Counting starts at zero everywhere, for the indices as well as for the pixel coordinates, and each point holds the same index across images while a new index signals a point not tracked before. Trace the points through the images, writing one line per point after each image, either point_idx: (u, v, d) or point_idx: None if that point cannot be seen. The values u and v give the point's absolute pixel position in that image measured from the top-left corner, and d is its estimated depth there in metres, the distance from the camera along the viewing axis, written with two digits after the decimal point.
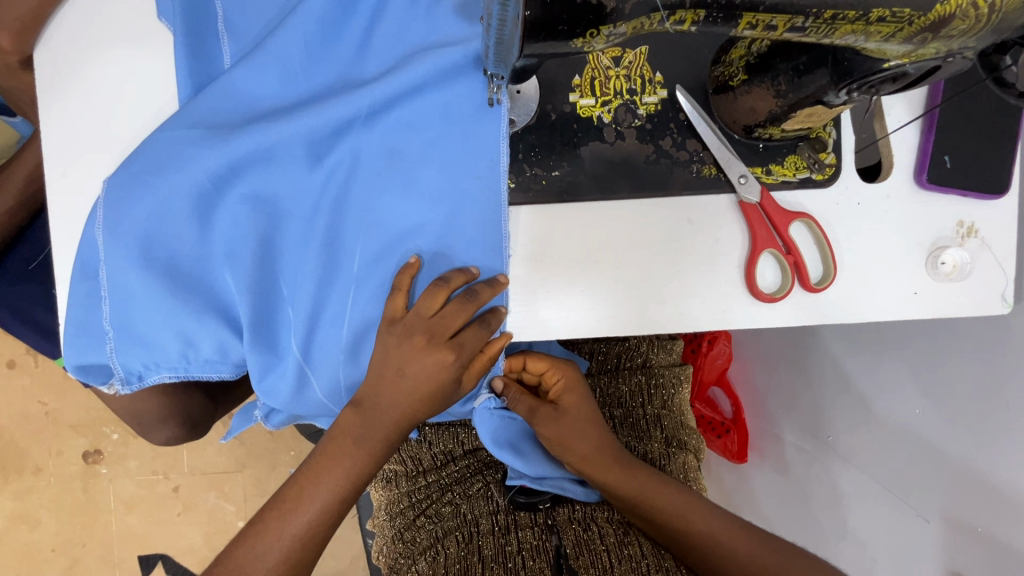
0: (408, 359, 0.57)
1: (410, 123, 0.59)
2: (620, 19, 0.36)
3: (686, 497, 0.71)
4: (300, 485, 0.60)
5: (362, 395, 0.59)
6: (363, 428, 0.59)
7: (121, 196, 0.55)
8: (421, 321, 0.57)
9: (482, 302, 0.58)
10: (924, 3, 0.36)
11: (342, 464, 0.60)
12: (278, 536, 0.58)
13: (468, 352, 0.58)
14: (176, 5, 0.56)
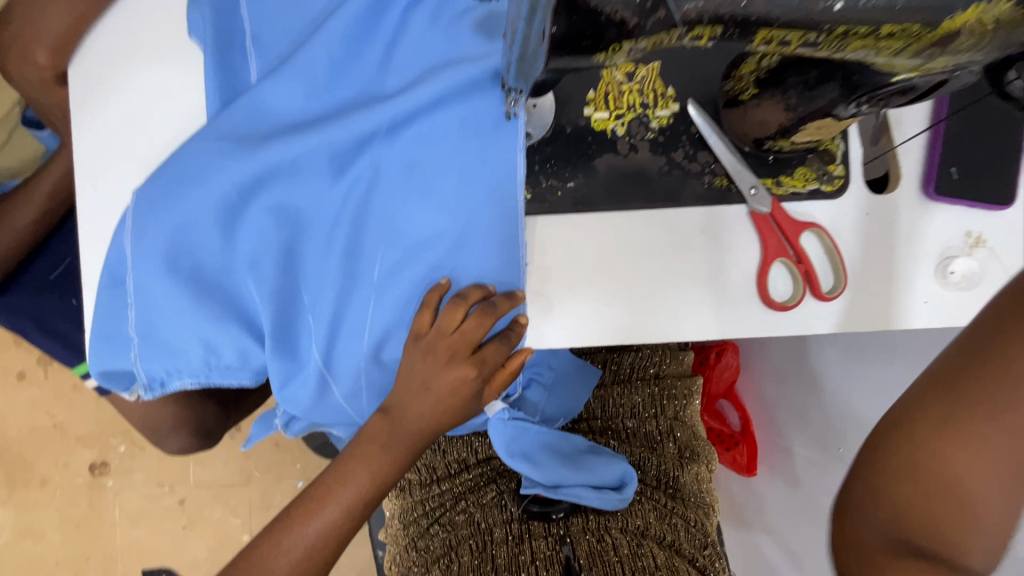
0: (434, 373, 0.61)
1: (430, 136, 0.60)
2: (642, 35, 0.37)
3: None
4: (328, 486, 0.66)
5: (389, 402, 0.63)
6: (389, 434, 0.64)
7: (150, 207, 0.57)
8: (443, 337, 0.60)
9: (500, 313, 0.59)
10: (933, 19, 0.37)
11: (368, 468, 0.65)
12: (306, 531, 0.65)
13: (489, 368, 0.62)
14: (207, 24, 0.58)
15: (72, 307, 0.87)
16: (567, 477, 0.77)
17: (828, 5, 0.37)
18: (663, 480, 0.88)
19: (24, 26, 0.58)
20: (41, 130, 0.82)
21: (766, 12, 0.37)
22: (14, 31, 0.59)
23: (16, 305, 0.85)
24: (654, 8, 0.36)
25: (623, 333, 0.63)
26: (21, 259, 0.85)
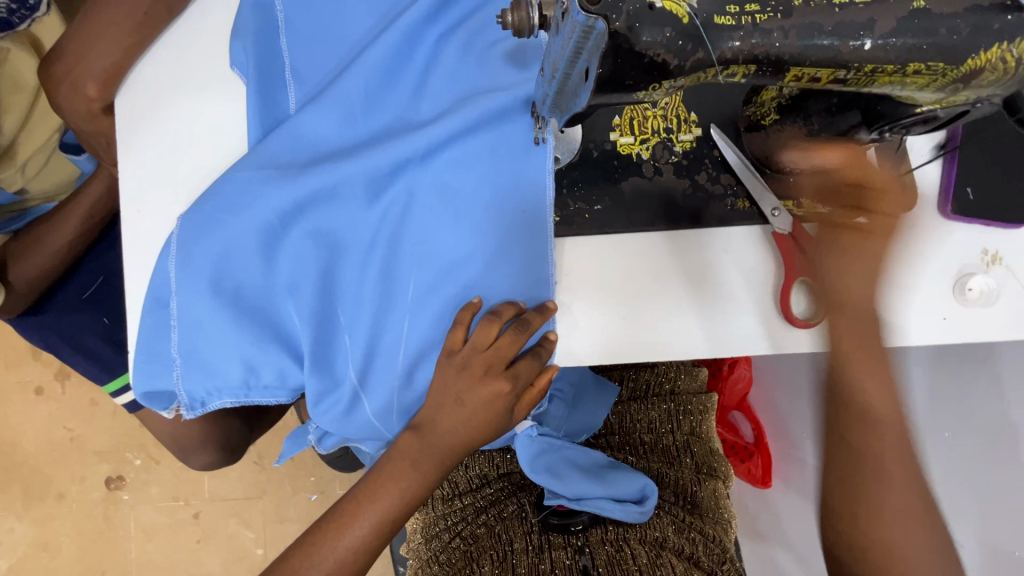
0: (465, 390, 0.62)
1: (462, 161, 0.62)
2: (681, 74, 0.39)
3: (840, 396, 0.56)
4: (357, 501, 0.67)
5: (420, 419, 0.64)
6: (420, 451, 0.65)
7: (195, 233, 0.59)
8: (478, 353, 0.61)
9: (533, 330, 0.61)
10: (956, 58, 0.39)
11: (398, 485, 0.66)
12: (335, 545, 0.66)
13: (523, 382, 0.63)
14: (249, 56, 0.61)
15: (101, 325, 0.89)
16: (589, 490, 0.77)
17: (857, 46, 0.39)
18: (681, 495, 0.88)
19: (75, 60, 0.61)
20: (79, 155, 0.83)
21: (798, 51, 0.39)
22: (66, 64, 0.61)
23: (47, 323, 0.87)
24: (693, 49, 0.38)
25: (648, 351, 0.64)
26: (54, 280, 0.87)
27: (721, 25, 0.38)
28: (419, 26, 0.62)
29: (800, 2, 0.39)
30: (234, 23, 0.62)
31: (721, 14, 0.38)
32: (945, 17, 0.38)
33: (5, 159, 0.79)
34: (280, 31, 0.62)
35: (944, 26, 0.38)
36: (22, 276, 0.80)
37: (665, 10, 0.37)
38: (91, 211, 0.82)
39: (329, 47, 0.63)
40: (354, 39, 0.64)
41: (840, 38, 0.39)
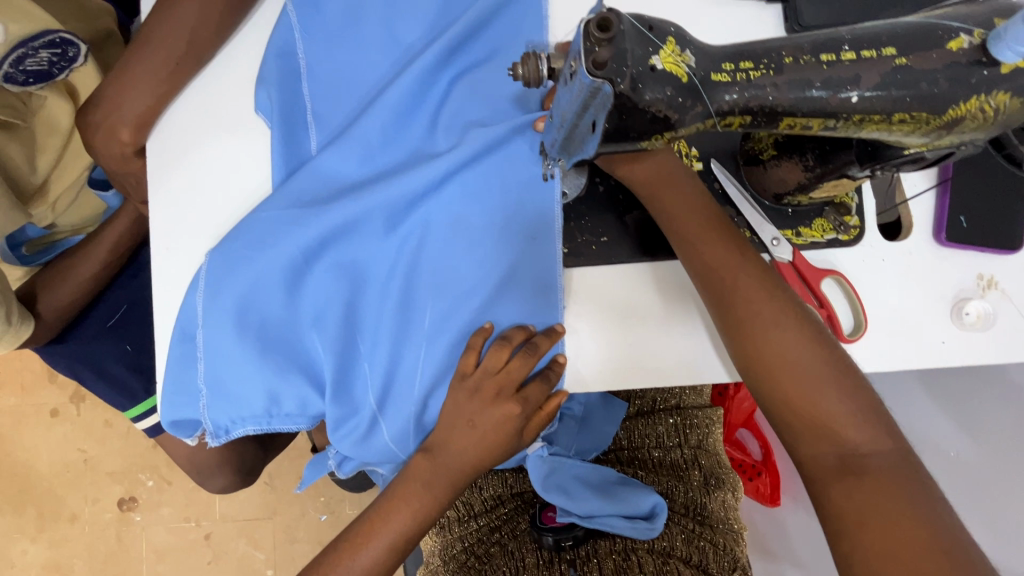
0: (477, 413, 0.66)
1: (474, 197, 0.65)
2: (681, 127, 0.42)
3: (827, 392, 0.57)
4: (372, 520, 0.69)
5: (433, 441, 0.67)
6: (433, 472, 0.67)
7: (222, 269, 0.63)
8: (489, 376, 0.64)
9: (542, 353, 0.63)
10: (937, 108, 0.42)
11: (411, 506, 0.68)
12: (350, 565, 0.68)
13: (533, 405, 0.66)
14: (274, 102, 0.64)
15: (123, 352, 0.92)
16: (599, 508, 0.78)
17: (844, 98, 0.42)
18: (691, 507, 0.89)
19: (111, 108, 0.65)
20: (105, 191, 0.85)
21: (790, 104, 0.42)
22: (102, 112, 0.66)
23: (72, 351, 0.90)
24: (692, 105, 0.41)
25: (655, 373, 0.67)
26: (79, 310, 0.90)
27: (717, 81, 0.41)
28: (433, 69, 0.66)
29: (790, 59, 0.42)
30: (258, 71, 0.66)
31: (716, 72, 0.41)
32: (927, 73, 0.41)
33: (38, 196, 0.81)
34: (301, 76, 0.66)
35: (925, 80, 0.41)
36: (49, 307, 0.83)
37: (666, 71, 0.40)
38: (116, 243, 0.86)
39: (348, 90, 0.67)
40: (371, 83, 0.67)
41: (829, 91, 0.42)
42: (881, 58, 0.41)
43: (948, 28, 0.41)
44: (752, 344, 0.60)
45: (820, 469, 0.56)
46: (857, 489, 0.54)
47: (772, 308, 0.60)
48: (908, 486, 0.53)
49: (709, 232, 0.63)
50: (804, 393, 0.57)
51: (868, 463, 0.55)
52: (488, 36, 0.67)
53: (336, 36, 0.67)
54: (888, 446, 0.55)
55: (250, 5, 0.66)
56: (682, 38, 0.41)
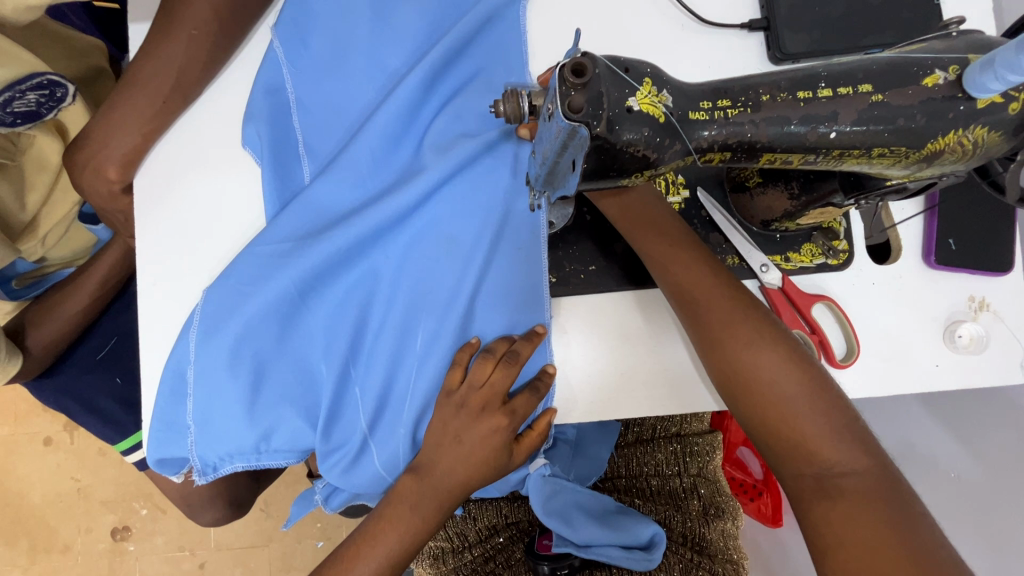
0: (464, 428, 0.64)
1: (462, 222, 0.65)
2: (661, 164, 0.43)
3: (799, 403, 0.56)
4: (357, 545, 0.67)
5: (420, 462, 0.65)
6: (419, 493, 0.65)
7: (215, 307, 0.62)
8: (474, 391, 0.63)
9: (523, 359, 0.62)
10: (915, 143, 0.42)
11: (397, 529, 0.66)
12: None
13: (520, 419, 0.64)
14: (263, 137, 0.65)
15: (115, 384, 0.92)
16: (599, 536, 0.76)
17: (822, 133, 0.42)
18: (689, 537, 0.87)
19: (98, 146, 0.65)
20: (95, 224, 0.89)
21: (768, 139, 0.42)
22: (88, 151, 0.66)
23: (64, 386, 0.90)
24: (671, 143, 0.42)
25: (649, 402, 0.67)
26: (68, 344, 0.89)
27: (695, 119, 0.42)
28: (419, 98, 0.66)
29: (768, 97, 0.42)
30: (246, 106, 0.66)
31: (694, 110, 0.42)
32: (904, 108, 0.41)
33: (27, 233, 0.81)
34: (291, 110, 0.67)
35: (902, 115, 0.41)
36: (38, 341, 0.83)
37: (643, 111, 0.40)
38: (106, 276, 0.85)
39: (337, 120, 0.68)
40: (360, 113, 0.68)
41: (807, 126, 0.42)
42: (857, 95, 0.41)
43: (922, 63, 0.41)
44: (728, 366, 0.59)
45: (799, 490, 0.56)
46: (834, 511, 0.53)
47: (746, 327, 0.59)
48: (885, 504, 0.52)
49: (679, 252, 0.63)
50: (781, 413, 0.57)
51: (845, 484, 0.54)
52: (472, 64, 0.68)
53: (323, 69, 0.67)
54: (866, 464, 0.54)
55: (236, 43, 0.66)
56: (658, 78, 0.41)
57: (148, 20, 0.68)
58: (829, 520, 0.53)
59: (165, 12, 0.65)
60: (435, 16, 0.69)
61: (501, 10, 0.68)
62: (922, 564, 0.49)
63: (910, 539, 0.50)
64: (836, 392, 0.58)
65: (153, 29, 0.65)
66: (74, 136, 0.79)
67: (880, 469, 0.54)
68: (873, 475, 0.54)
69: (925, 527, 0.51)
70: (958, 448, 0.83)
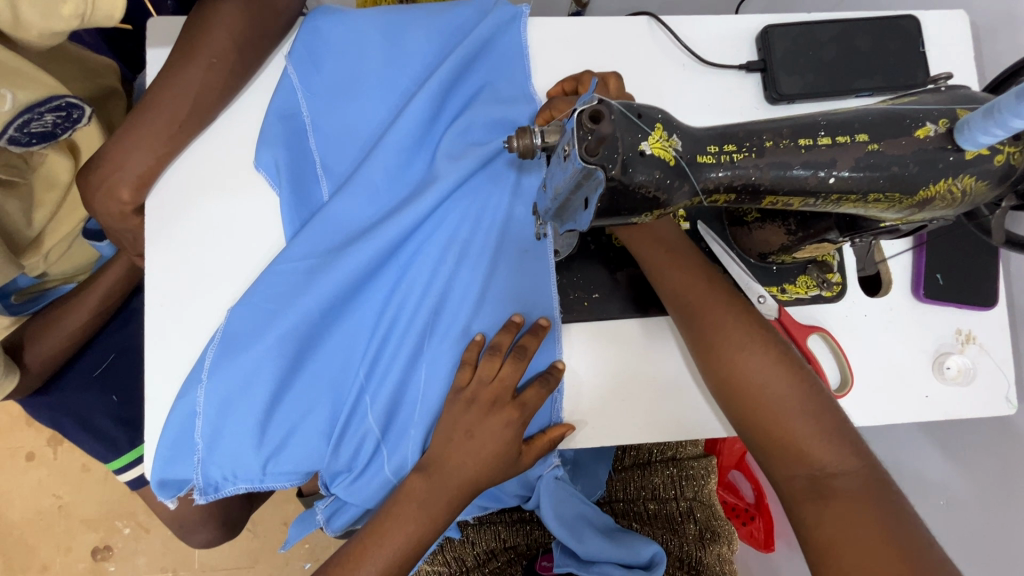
0: (475, 423, 0.64)
1: (473, 237, 0.67)
2: (670, 205, 0.45)
3: (788, 403, 0.59)
4: (364, 543, 0.65)
5: (428, 460, 0.65)
6: (428, 492, 0.64)
7: (235, 325, 0.63)
8: (484, 385, 0.64)
9: (531, 354, 0.64)
10: (909, 190, 0.45)
11: (405, 528, 0.64)
12: None
13: (530, 410, 0.65)
14: (279, 158, 0.66)
15: (111, 401, 0.91)
16: (602, 551, 0.76)
17: (822, 178, 0.45)
18: (685, 560, 0.86)
19: (111, 168, 0.66)
20: (100, 241, 0.88)
21: (772, 183, 0.45)
22: (103, 171, 0.66)
23: (57, 402, 0.89)
24: (680, 185, 0.44)
25: (654, 425, 0.68)
26: (65, 361, 0.89)
27: (703, 162, 0.44)
28: (432, 115, 0.68)
29: (771, 143, 0.44)
30: (260, 132, 0.67)
31: (701, 154, 0.44)
32: (898, 157, 0.44)
33: (31, 248, 0.81)
34: (307, 133, 0.68)
35: (896, 164, 0.44)
36: (35, 358, 0.82)
37: (655, 155, 0.42)
38: (108, 293, 0.85)
39: (351, 139, 0.69)
40: (374, 131, 0.70)
41: (808, 171, 0.44)
42: (855, 144, 0.44)
43: (914, 116, 0.44)
44: (721, 370, 0.62)
45: (792, 491, 0.58)
46: (826, 512, 0.55)
47: (737, 332, 0.62)
48: (873, 505, 0.54)
49: (675, 260, 0.66)
50: (770, 414, 0.59)
51: (836, 485, 0.56)
52: (478, 81, 0.71)
53: (338, 90, 0.69)
54: (855, 465, 0.57)
55: (253, 69, 0.68)
56: (669, 123, 0.43)
57: (167, 45, 0.69)
58: (820, 521, 0.55)
59: (185, 39, 0.66)
60: (443, 36, 0.71)
61: (504, 26, 0.71)
62: (912, 563, 0.50)
63: (903, 540, 0.52)
64: (825, 395, 0.60)
65: (172, 56, 0.66)
66: (87, 155, 0.81)
67: (868, 470, 0.56)
68: (861, 475, 0.56)
69: (914, 527, 0.53)
70: (950, 471, 0.85)
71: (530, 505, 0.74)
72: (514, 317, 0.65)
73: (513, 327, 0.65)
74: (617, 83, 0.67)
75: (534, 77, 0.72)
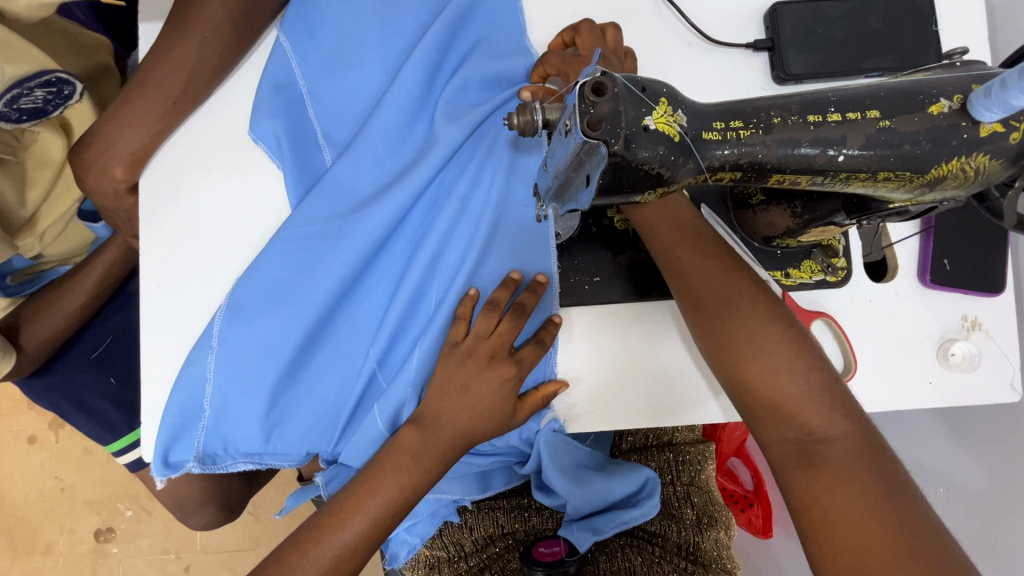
0: (472, 376, 0.64)
1: (472, 196, 0.66)
2: (674, 182, 0.43)
3: (780, 360, 0.58)
4: (357, 495, 0.63)
5: (423, 413, 0.64)
6: (422, 444, 0.64)
7: (240, 293, 0.62)
8: (481, 341, 0.64)
9: (529, 312, 0.64)
10: (920, 168, 0.43)
11: (399, 479, 0.63)
12: (329, 542, 0.62)
13: (527, 368, 0.65)
14: (278, 130, 0.65)
15: (109, 384, 0.91)
16: (600, 491, 0.76)
17: (831, 157, 0.43)
18: (684, 547, 0.88)
19: (104, 146, 0.65)
20: (95, 222, 0.88)
21: (779, 161, 0.43)
22: (95, 149, 0.65)
23: (56, 384, 0.89)
24: (684, 161, 0.42)
25: (649, 404, 0.67)
26: (62, 343, 0.88)
27: (708, 139, 0.43)
28: (430, 74, 0.67)
29: (779, 119, 0.43)
30: (254, 103, 0.66)
31: (707, 130, 0.43)
32: (910, 134, 0.42)
33: (26, 229, 0.80)
34: (305, 103, 0.67)
35: (908, 142, 0.43)
36: (33, 339, 0.82)
37: (659, 131, 0.41)
38: (105, 275, 0.85)
39: (350, 104, 0.68)
40: (373, 94, 0.68)
41: (817, 148, 0.43)
42: (865, 120, 0.42)
43: (928, 92, 0.43)
44: (714, 330, 0.61)
45: (783, 457, 0.58)
46: (817, 482, 0.55)
47: (730, 285, 0.62)
48: (863, 470, 0.54)
49: (672, 217, 0.64)
50: (760, 374, 0.58)
51: (826, 450, 0.56)
52: (472, 37, 0.69)
53: (333, 57, 0.68)
54: (846, 429, 0.56)
55: (248, 43, 0.66)
56: (674, 98, 0.42)
57: (159, 20, 0.68)
58: (810, 485, 0.55)
59: (178, 12, 0.65)
60: None
61: None
62: (900, 526, 0.51)
63: (898, 509, 0.51)
64: (818, 351, 0.60)
65: (164, 30, 0.65)
66: (79, 134, 0.79)
67: (861, 435, 0.56)
68: (853, 437, 0.56)
69: (904, 488, 0.53)
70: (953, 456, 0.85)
71: (526, 467, 0.73)
72: (512, 274, 0.65)
73: (511, 284, 0.64)
74: (614, 32, 0.66)
75: (527, 32, 0.70)
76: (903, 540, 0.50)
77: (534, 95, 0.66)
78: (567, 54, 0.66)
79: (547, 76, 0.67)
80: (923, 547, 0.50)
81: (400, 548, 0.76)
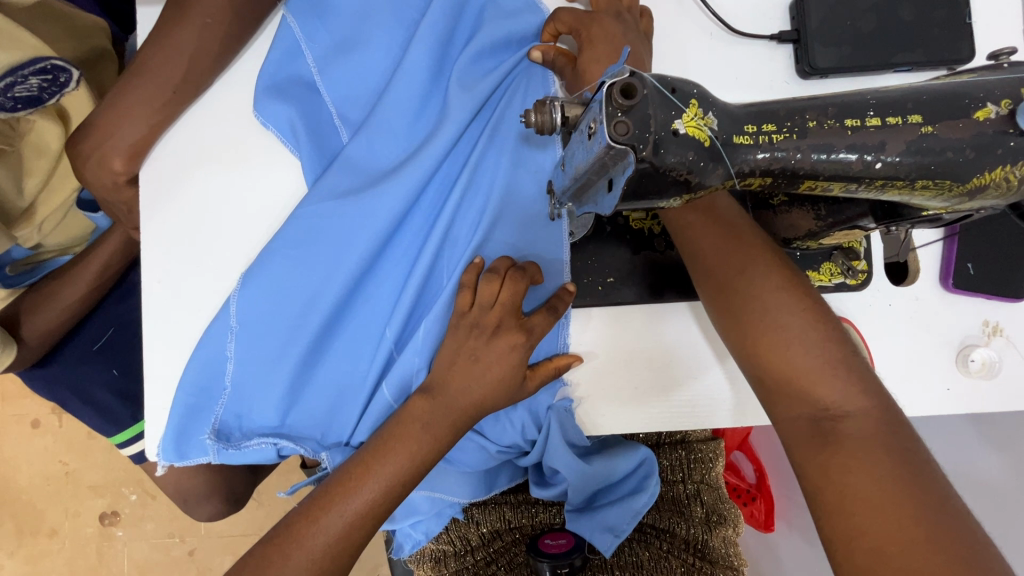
0: (481, 345, 0.61)
1: (484, 170, 0.64)
2: (701, 189, 0.41)
3: (795, 333, 0.56)
4: (366, 462, 0.60)
5: (431, 381, 0.62)
6: (431, 414, 0.61)
7: (249, 273, 0.61)
8: (486, 312, 0.60)
9: (529, 275, 0.61)
10: (963, 177, 0.41)
11: (408, 448, 0.61)
12: (341, 508, 0.60)
13: (538, 335, 0.62)
14: (287, 106, 0.62)
15: (111, 374, 0.90)
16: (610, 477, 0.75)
17: (868, 163, 0.41)
18: (692, 543, 0.88)
19: (103, 136, 0.63)
20: (94, 213, 0.86)
21: (812, 167, 0.41)
22: (93, 139, 0.63)
23: (58, 375, 0.88)
24: (713, 167, 0.40)
25: (660, 405, 0.67)
26: (64, 334, 0.87)
27: (739, 143, 0.40)
28: (441, 40, 0.64)
29: (814, 123, 0.41)
30: (258, 81, 0.63)
31: (739, 134, 0.40)
32: (954, 142, 0.40)
33: (23, 219, 0.80)
34: (314, 78, 0.64)
35: (950, 149, 0.40)
36: (33, 330, 0.80)
37: (688, 135, 0.39)
38: (106, 264, 0.83)
39: (361, 75, 0.65)
40: (383, 61, 0.65)
41: (854, 155, 0.41)
42: (907, 126, 0.40)
43: (974, 96, 0.41)
44: (727, 301, 0.59)
45: (795, 434, 0.56)
46: (832, 462, 0.53)
47: (744, 255, 0.59)
48: (880, 449, 0.52)
49: None
50: (772, 346, 0.57)
51: (841, 429, 0.54)
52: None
53: (339, 27, 0.65)
54: (864, 405, 0.54)
55: (251, 19, 0.63)
56: (704, 99, 0.40)
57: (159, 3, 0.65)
58: (823, 463, 0.53)
59: None
60: None
61: None
62: (920, 508, 0.48)
63: (919, 492, 0.49)
64: (837, 324, 0.58)
65: (165, 10, 0.62)
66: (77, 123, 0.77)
67: (878, 411, 0.54)
68: (869, 413, 0.54)
69: (927, 470, 0.51)
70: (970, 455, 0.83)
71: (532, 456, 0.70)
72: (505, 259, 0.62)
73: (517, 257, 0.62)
74: None
75: None
76: (924, 522, 0.48)
77: (545, 55, 0.65)
78: (579, 11, 0.64)
79: (558, 33, 0.65)
80: (944, 533, 0.47)
81: (406, 539, 0.76)
